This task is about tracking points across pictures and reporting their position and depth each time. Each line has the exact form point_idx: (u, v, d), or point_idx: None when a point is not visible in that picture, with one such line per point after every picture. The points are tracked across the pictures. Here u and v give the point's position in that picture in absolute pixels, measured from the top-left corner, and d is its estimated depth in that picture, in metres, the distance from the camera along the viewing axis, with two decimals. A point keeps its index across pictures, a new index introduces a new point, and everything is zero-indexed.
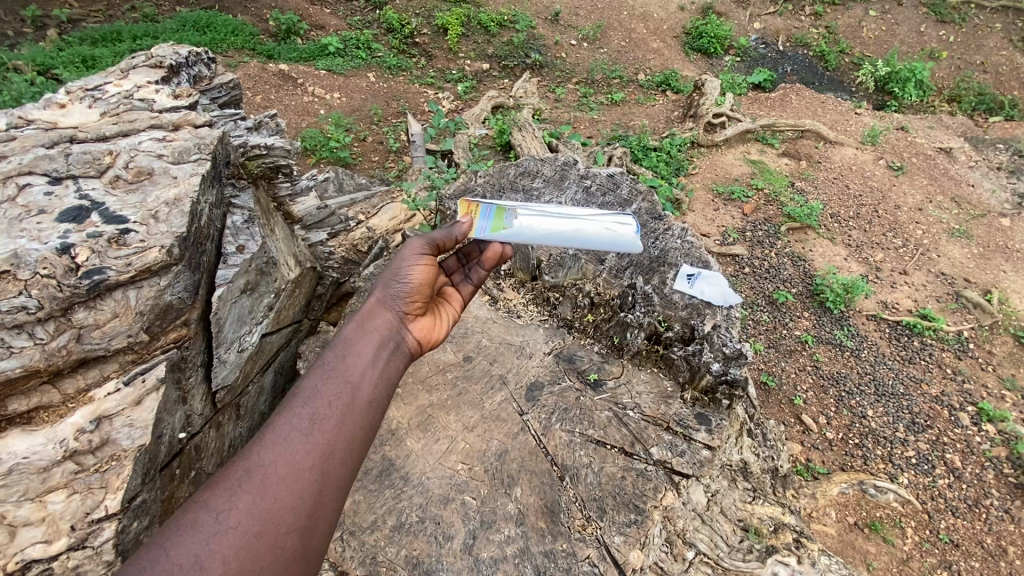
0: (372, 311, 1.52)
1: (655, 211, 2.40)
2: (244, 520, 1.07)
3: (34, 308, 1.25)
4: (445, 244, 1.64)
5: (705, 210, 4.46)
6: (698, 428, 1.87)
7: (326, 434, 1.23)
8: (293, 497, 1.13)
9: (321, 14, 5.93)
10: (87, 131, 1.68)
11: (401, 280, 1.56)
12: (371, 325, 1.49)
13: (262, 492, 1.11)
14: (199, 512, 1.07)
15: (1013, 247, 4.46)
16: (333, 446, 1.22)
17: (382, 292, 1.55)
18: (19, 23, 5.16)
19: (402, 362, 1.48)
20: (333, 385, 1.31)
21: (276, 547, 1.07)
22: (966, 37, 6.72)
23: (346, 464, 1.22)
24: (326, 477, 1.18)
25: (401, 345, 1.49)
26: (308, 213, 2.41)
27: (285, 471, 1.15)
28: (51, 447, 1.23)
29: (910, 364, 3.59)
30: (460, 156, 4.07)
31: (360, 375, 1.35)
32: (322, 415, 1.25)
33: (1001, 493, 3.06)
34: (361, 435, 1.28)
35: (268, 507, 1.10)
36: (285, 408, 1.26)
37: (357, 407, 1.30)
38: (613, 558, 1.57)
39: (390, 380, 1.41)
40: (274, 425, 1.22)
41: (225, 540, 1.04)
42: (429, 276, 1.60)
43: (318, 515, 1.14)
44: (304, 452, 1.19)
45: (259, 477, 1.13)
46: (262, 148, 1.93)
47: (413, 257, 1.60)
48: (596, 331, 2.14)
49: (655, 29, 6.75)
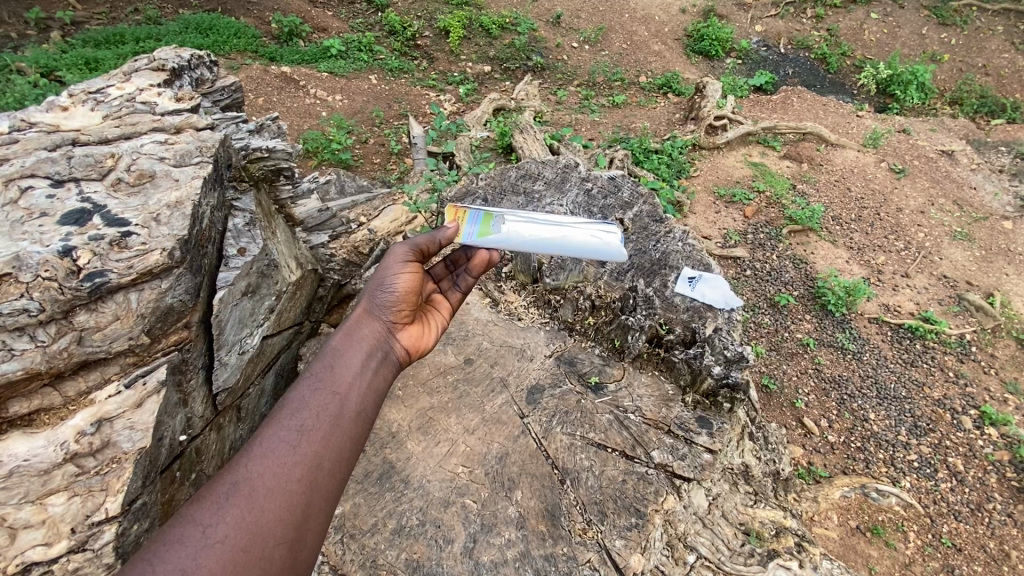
0: (360, 321, 1.53)
1: (656, 213, 2.39)
2: (233, 533, 1.07)
3: (36, 310, 1.25)
4: (428, 248, 1.64)
5: (706, 212, 4.47)
6: (699, 431, 1.87)
7: (315, 445, 1.23)
8: (281, 510, 1.13)
9: (324, 17, 5.95)
10: (89, 134, 1.69)
11: (387, 289, 1.57)
12: (359, 334, 1.49)
13: (249, 505, 1.11)
14: (187, 526, 1.07)
15: (1015, 250, 4.45)
16: (321, 458, 1.22)
17: (368, 301, 1.56)
18: (23, 25, 5.17)
19: (390, 371, 1.49)
20: (322, 396, 1.32)
21: (264, 560, 1.07)
22: (967, 40, 6.71)
23: (335, 475, 1.22)
24: (314, 488, 1.18)
25: (388, 354, 1.50)
26: (309, 216, 2.40)
27: (273, 483, 1.15)
28: (51, 450, 1.23)
29: (913, 368, 3.58)
30: (461, 158, 4.08)
31: (348, 385, 1.36)
32: (311, 427, 1.25)
33: (1004, 497, 3.04)
34: (351, 445, 1.28)
35: (255, 520, 1.10)
36: (273, 419, 1.26)
37: (346, 417, 1.31)
38: (614, 562, 1.57)
39: (379, 389, 1.41)
40: (261, 437, 1.22)
41: (213, 554, 1.04)
42: (414, 282, 1.60)
43: (306, 527, 1.15)
44: (293, 464, 1.19)
45: (247, 490, 1.13)
46: (263, 151, 1.92)
47: (398, 264, 1.61)
48: (597, 334, 2.13)
49: (657, 31, 6.77)
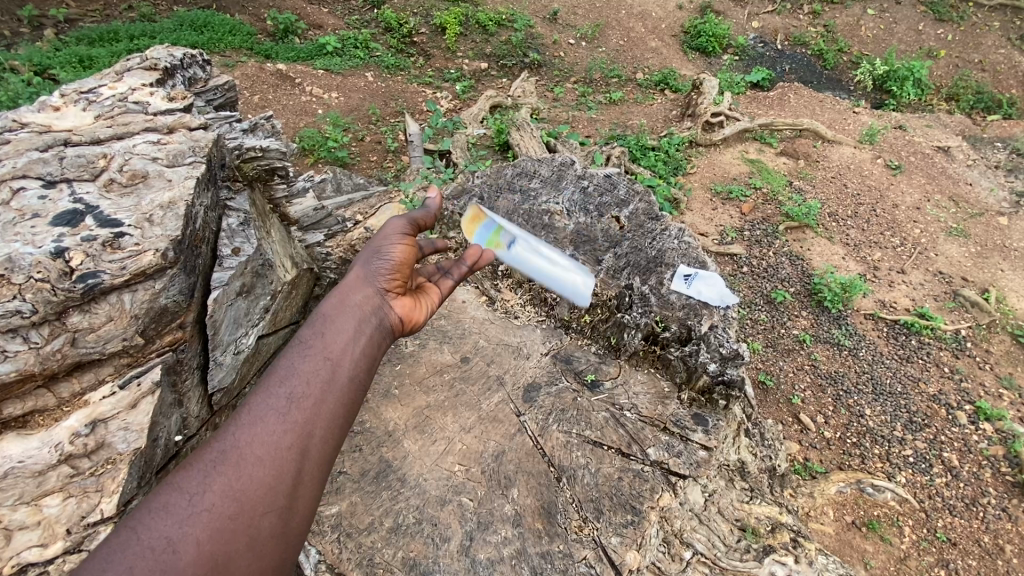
0: (353, 286, 1.53)
1: (653, 211, 2.38)
2: (219, 502, 1.10)
3: (29, 312, 1.25)
4: (424, 223, 1.73)
5: (703, 209, 4.48)
6: (695, 428, 1.88)
7: (305, 413, 1.25)
8: (269, 479, 1.15)
9: (319, 14, 5.92)
10: (81, 134, 1.69)
11: (380, 259, 1.59)
12: (352, 301, 1.50)
13: (236, 474, 1.14)
14: (172, 495, 1.10)
15: (1010, 246, 4.46)
16: (311, 425, 1.24)
17: (361, 268, 1.57)
18: (16, 24, 5.13)
19: (385, 338, 1.50)
20: (313, 363, 1.33)
21: (252, 528, 1.11)
22: (964, 36, 6.71)
23: (325, 442, 1.24)
24: (304, 456, 1.21)
25: (383, 322, 1.51)
26: (304, 215, 2.41)
27: (262, 452, 1.18)
28: (46, 451, 1.24)
29: (908, 363, 3.60)
30: (459, 155, 4.07)
31: (340, 352, 1.37)
32: (301, 394, 1.27)
33: (998, 491, 3.06)
34: (342, 413, 1.30)
35: (242, 489, 1.13)
36: (263, 387, 1.28)
37: (338, 383, 1.32)
38: (610, 559, 1.57)
39: (372, 356, 1.43)
40: (250, 405, 1.24)
41: (199, 522, 1.07)
42: (409, 252, 1.63)
43: (296, 495, 1.17)
44: (282, 432, 1.21)
45: (234, 459, 1.16)
46: (258, 151, 1.89)
47: (393, 233, 1.64)
48: (593, 332, 2.15)
49: (654, 27, 6.75)
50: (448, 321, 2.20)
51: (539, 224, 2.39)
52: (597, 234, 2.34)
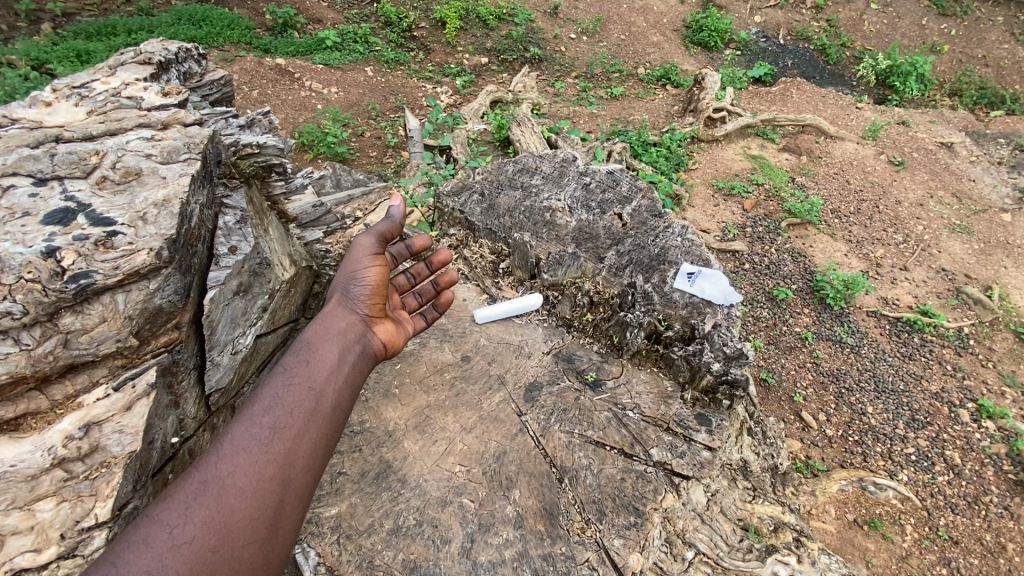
0: (335, 313, 1.66)
1: (655, 208, 2.36)
2: (200, 534, 1.16)
3: (19, 313, 1.23)
4: (390, 234, 1.83)
5: (705, 205, 4.46)
6: (698, 429, 1.85)
7: (288, 442, 1.34)
8: (252, 509, 1.23)
9: (319, 8, 5.87)
10: (73, 130, 1.65)
11: (358, 282, 1.71)
12: (334, 329, 1.61)
13: (219, 505, 1.21)
14: (154, 527, 1.14)
15: (1014, 243, 4.42)
16: (294, 455, 1.33)
17: (341, 293, 1.70)
18: (13, 17, 5.07)
19: (366, 366, 1.62)
20: (297, 393, 1.43)
21: (234, 559, 1.18)
22: (967, 31, 6.65)
23: (307, 472, 1.34)
24: (286, 486, 1.29)
25: (365, 350, 1.64)
26: (303, 212, 2.23)
27: (245, 482, 1.25)
28: (39, 455, 1.22)
29: (911, 361, 3.57)
30: (458, 151, 4.03)
31: (322, 382, 1.48)
32: (284, 424, 1.37)
33: (1000, 489, 3.04)
34: (323, 441, 1.40)
35: (224, 520, 1.19)
36: (247, 416, 1.37)
37: (320, 414, 1.42)
38: (613, 561, 1.55)
39: (353, 384, 1.54)
40: (233, 433, 1.33)
41: (179, 554, 1.13)
42: (384, 272, 1.76)
43: (278, 525, 1.25)
44: (264, 463, 1.29)
45: (217, 489, 1.23)
46: (254, 147, 1.85)
47: (367, 254, 1.76)
48: (595, 331, 2.12)
49: (655, 22, 6.70)
50: (448, 318, 2.19)
51: (540, 221, 2.38)
52: (599, 231, 2.31)
